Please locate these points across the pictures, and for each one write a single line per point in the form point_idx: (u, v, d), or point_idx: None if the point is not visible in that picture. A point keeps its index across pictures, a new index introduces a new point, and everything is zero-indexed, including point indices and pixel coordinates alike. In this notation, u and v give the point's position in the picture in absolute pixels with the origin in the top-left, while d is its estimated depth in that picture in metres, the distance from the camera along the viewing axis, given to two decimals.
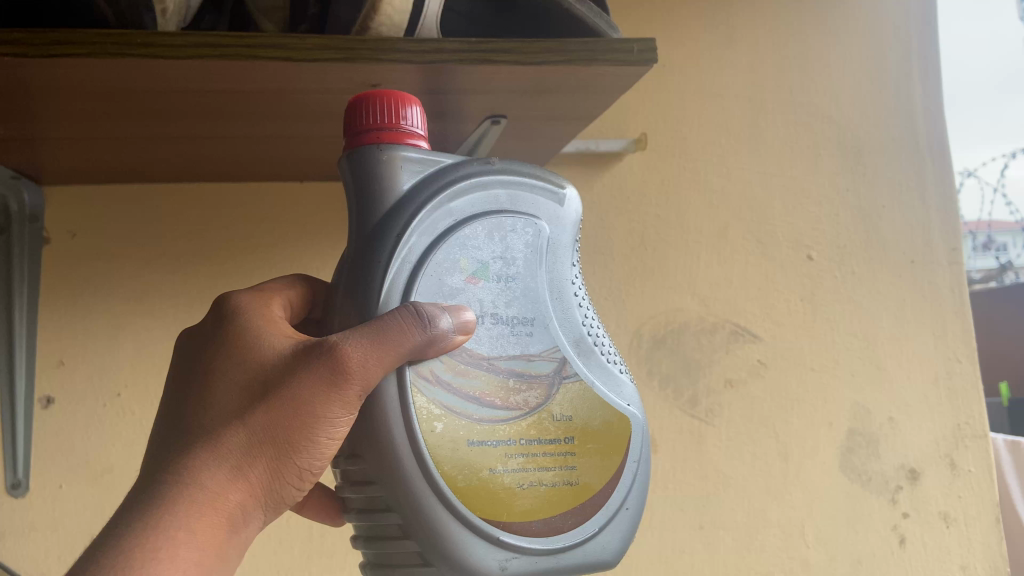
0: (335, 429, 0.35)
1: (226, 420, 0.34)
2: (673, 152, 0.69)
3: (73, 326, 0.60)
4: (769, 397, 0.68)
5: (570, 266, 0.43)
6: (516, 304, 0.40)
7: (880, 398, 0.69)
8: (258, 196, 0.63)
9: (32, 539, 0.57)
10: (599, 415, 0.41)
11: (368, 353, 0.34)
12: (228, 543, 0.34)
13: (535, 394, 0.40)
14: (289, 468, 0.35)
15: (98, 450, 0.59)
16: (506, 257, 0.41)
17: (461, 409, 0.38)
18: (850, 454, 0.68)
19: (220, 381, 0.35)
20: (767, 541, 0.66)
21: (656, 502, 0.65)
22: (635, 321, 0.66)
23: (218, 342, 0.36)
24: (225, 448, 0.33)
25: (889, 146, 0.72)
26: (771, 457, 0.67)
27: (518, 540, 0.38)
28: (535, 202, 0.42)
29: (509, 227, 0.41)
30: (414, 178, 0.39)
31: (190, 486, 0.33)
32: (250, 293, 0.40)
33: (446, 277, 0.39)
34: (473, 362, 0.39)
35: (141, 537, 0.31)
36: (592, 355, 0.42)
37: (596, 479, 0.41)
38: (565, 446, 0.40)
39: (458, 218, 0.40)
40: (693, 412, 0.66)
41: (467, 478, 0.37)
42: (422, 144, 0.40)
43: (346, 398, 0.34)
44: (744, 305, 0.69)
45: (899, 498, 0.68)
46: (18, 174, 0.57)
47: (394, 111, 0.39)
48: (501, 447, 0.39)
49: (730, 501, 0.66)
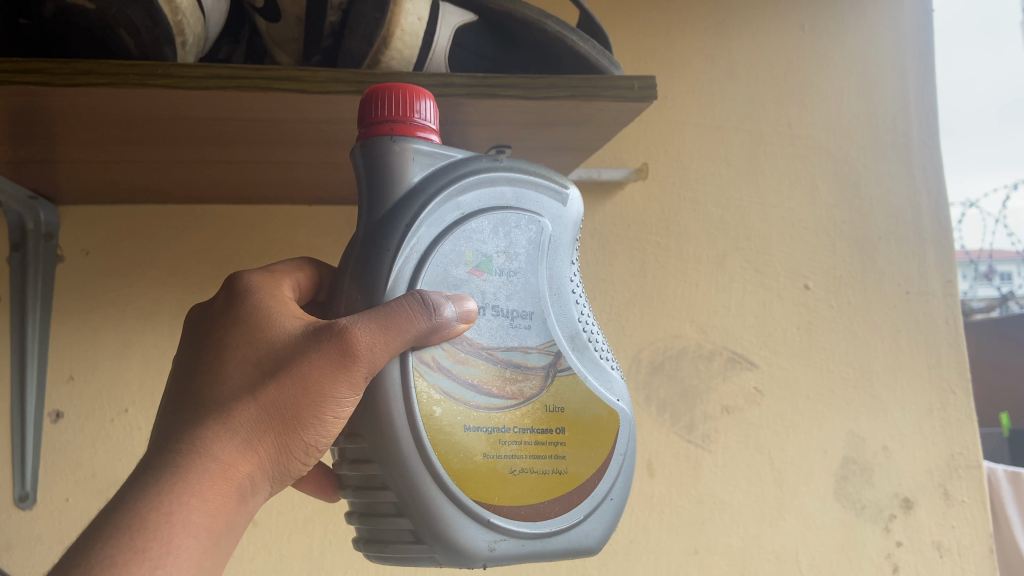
0: (341, 407, 0.36)
1: (238, 393, 0.35)
2: (674, 182, 0.71)
3: (83, 343, 0.61)
4: (765, 424, 0.69)
5: (568, 264, 0.45)
6: (516, 297, 0.43)
7: (874, 426, 0.70)
8: (268, 218, 0.65)
9: (38, 551, 0.58)
10: (589, 408, 0.44)
11: (375, 337, 0.36)
12: (236, 512, 0.35)
13: (530, 385, 0.42)
14: (297, 442, 0.36)
15: (105, 465, 0.60)
16: (509, 252, 0.43)
17: (458, 395, 0.40)
18: (844, 482, 0.69)
19: (231, 355, 0.36)
20: (761, 567, 0.67)
21: (651, 525, 0.66)
22: (634, 347, 0.68)
23: (230, 319, 0.38)
24: (237, 421, 0.35)
25: (886, 178, 0.74)
26: (767, 484, 0.68)
27: (506, 523, 0.40)
28: (540, 200, 0.45)
29: (513, 222, 0.43)
30: (424, 170, 0.41)
31: (202, 455, 0.34)
32: (260, 273, 0.41)
33: (451, 268, 0.41)
34: (473, 351, 0.41)
35: (155, 501, 0.33)
36: (586, 350, 0.45)
37: (584, 469, 0.43)
38: (556, 436, 0.43)
39: (465, 211, 0.42)
40: (690, 437, 0.67)
41: (461, 461, 0.40)
42: (433, 137, 0.42)
43: (353, 378, 0.36)
44: (741, 332, 0.70)
45: (892, 526, 0.68)
46: (35, 194, 0.59)
47: (407, 104, 0.40)
48: (495, 433, 0.41)
49: (724, 526, 0.67)
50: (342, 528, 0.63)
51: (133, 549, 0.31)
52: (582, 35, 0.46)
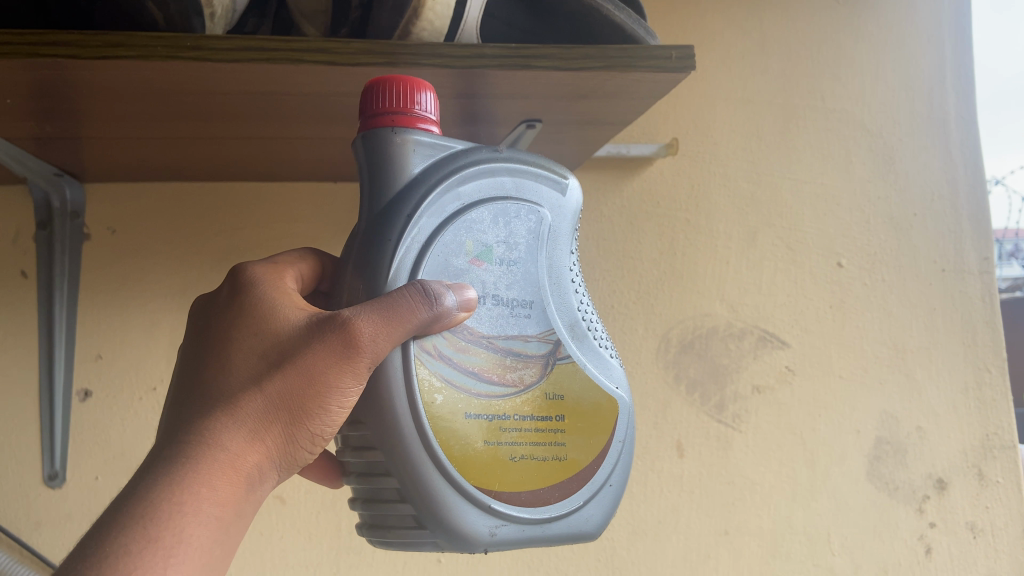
0: (346, 398, 0.36)
1: (244, 383, 0.35)
2: (704, 158, 0.69)
3: (110, 321, 0.61)
4: (797, 404, 0.68)
5: (568, 253, 0.44)
6: (516, 287, 0.42)
7: (909, 406, 0.69)
8: (293, 196, 0.64)
9: (70, 528, 0.58)
10: (590, 396, 0.43)
11: (378, 328, 0.35)
12: (245, 501, 0.35)
13: (530, 374, 0.42)
14: (304, 433, 0.36)
15: (134, 442, 0.60)
16: (509, 243, 0.42)
17: (460, 384, 0.40)
18: (877, 463, 0.68)
19: (237, 346, 0.36)
20: (792, 547, 0.66)
21: (680, 504, 0.65)
22: (663, 326, 0.67)
23: (235, 311, 0.37)
24: (244, 412, 0.34)
25: (920, 152, 0.72)
26: (798, 464, 0.67)
27: (506, 508, 0.40)
28: (539, 190, 0.44)
29: (513, 213, 0.43)
30: (424, 162, 0.40)
31: (211, 446, 0.34)
32: (264, 265, 0.41)
33: (451, 258, 0.41)
34: (473, 340, 0.41)
35: (166, 492, 0.32)
36: (586, 339, 0.44)
37: (583, 455, 0.42)
38: (555, 423, 0.42)
39: (465, 202, 0.41)
40: (719, 417, 0.67)
41: (461, 448, 0.39)
42: (433, 128, 0.41)
43: (357, 369, 0.35)
44: (773, 312, 0.69)
45: (926, 507, 0.67)
46: (60, 171, 0.58)
47: (407, 97, 0.39)
48: (495, 421, 0.41)
49: (754, 506, 0.66)
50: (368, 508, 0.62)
51: (145, 539, 0.31)
52: (618, 4, 0.45)
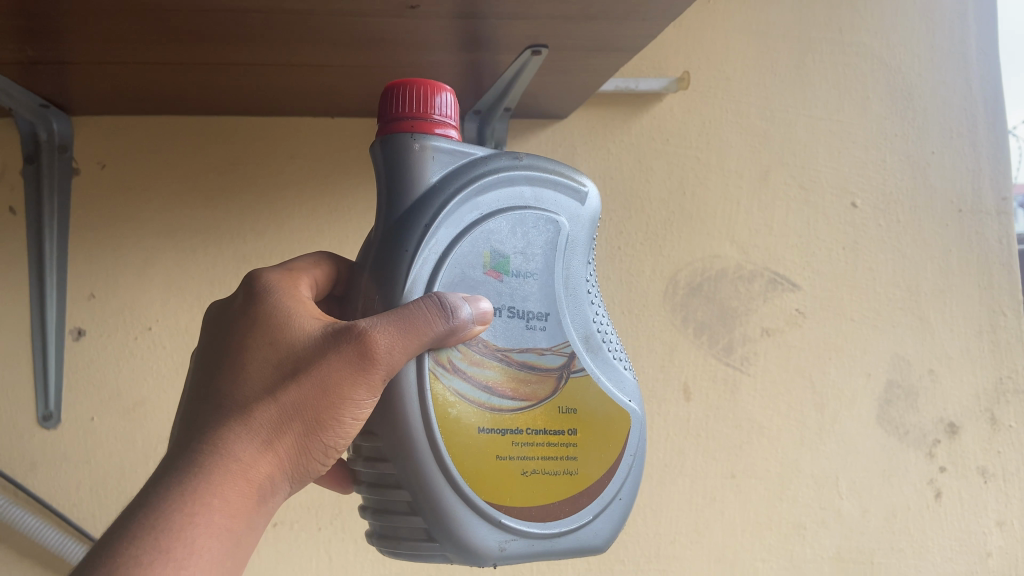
0: (360, 409, 0.36)
1: (258, 394, 0.35)
2: (715, 94, 0.67)
3: (103, 258, 0.59)
4: (808, 346, 0.66)
5: (584, 264, 0.45)
6: (531, 298, 0.43)
7: (921, 349, 0.67)
8: (289, 131, 0.62)
9: (66, 470, 0.57)
10: (601, 409, 0.44)
11: (395, 340, 0.35)
12: (257, 512, 0.35)
13: (544, 388, 0.42)
14: (318, 443, 0.36)
15: (129, 383, 0.58)
16: (526, 253, 0.43)
17: (476, 398, 0.40)
18: (888, 407, 0.66)
19: (251, 357, 0.36)
20: (799, 491, 0.65)
21: (687, 448, 0.64)
22: (671, 267, 0.65)
23: (250, 321, 0.37)
24: (257, 423, 0.34)
25: (940, 89, 0.69)
26: (807, 407, 0.66)
27: (517, 523, 0.40)
28: (556, 200, 0.44)
29: (530, 223, 0.43)
30: (443, 169, 0.41)
31: (224, 456, 0.33)
32: (278, 274, 0.41)
33: (468, 269, 0.41)
34: (488, 353, 0.41)
35: (179, 502, 0.32)
36: (599, 350, 0.45)
37: (593, 470, 0.43)
38: (567, 437, 0.42)
39: (484, 212, 0.42)
40: (728, 360, 0.65)
41: (474, 462, 0.39)
42: (451, 134, 0.41)
43: (372, 380, 0.35)
44: (784, 253, 0.67)
45: (936, 451, 0.66)
46: (47, 102, 0.56)
47: (422, 100, 0.40)
48: (508, 435, 0.41)
49: (762, 449, 0.65)
50: None
51: (157, 551, 0.31)
52: None
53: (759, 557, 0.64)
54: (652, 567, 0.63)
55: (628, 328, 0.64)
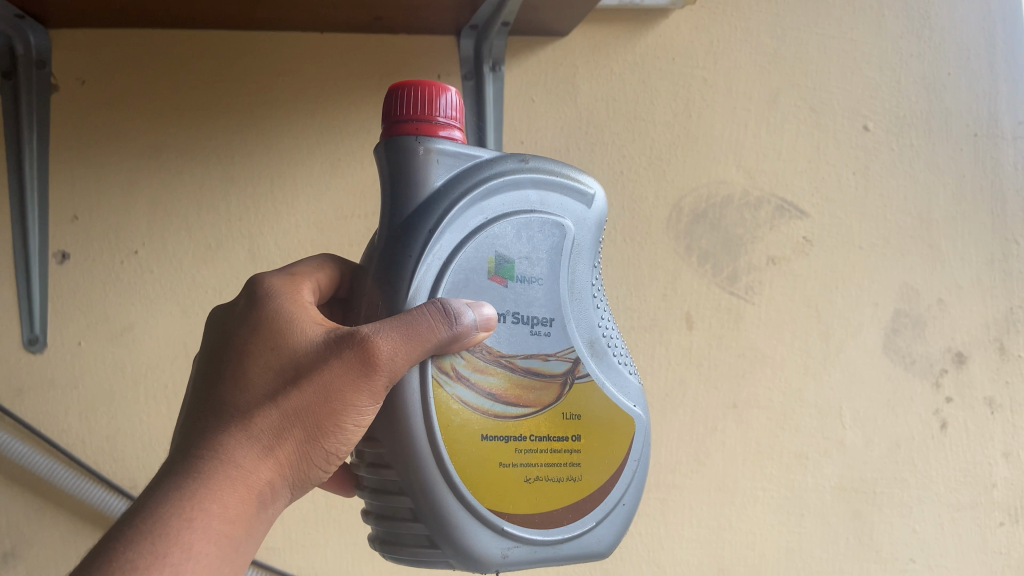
0: (362, 415, 0.36)
1: (260, 400, 0.35)
2: (724, 11, 0.64)
3: (86, 179, 0.57)
4: (815, 274, 0.65)
5: (589, 268, 0.45)
6: (536, 303, 0.42)
7: (931, 278, 0.66)
8: (278, 47, 0.59)
9: (53, 395, 0.55)
10: (606, 415, 0.44)
11: (397, 346, 0.36)
12: (256, 518, 0.35)
13: (549, 394, 0.42)
14: (319, 448, 0.36)
15: (117, 307, 0.57)
16: (531, 258, 0.42)
17: (480, 407, 0.40)
18: (894, 336, 0.65)
19: (254, 361, 0.36)
20: (802, 421, 0.64)
21: (688, 378, 0.63)
22: (675, 193, 0.63)
23: (252, 326, 0.37)
24: (259, 428, 0.35)
25: (958, 7, 0.66)
26: (812, 337, 0.64)
27: (520, 530, 0.41)
28: (562, 204, 0.44)
29: (536, 228, 0.43)
30: (448, 171, 0.41)
31: (227, 460, 0.34)
32: (281, 278, 0.41)
33: (472, 274, 0.41)
34: (492, 360, 0.41)
35: (179, 505, 0.32)
36: (603, 355, 0.45)
37: (597, 476, 0.43)
38: (571, 443, 0.43)
39: (489, 216, 0.41)
40: (732, 289, 0.64)
41: (477, 469, 0.40)
42: (456, 137, 0.42)
43: (374, 387, 0.36)
44: (793, 178, 0.65)
45: (942, 381, 0.65)
46: (22, 13, 0.53)
47: (427, 102, 0.41)
48: (512, 442, 0.41)
49: (766, 379, 0.64)
50: None
51: (157, 553, 0.31)
52: None
53: (760, 487, 0.63)
54: (652, 496, 0.62)
55: (631, 256, 0.62)
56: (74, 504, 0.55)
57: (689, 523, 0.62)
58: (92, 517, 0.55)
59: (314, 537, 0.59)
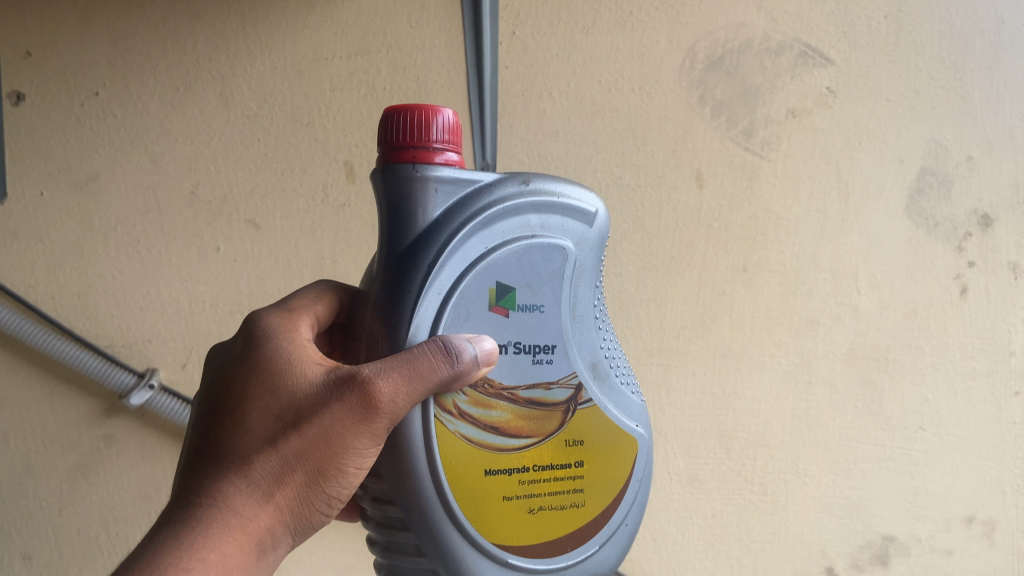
0: (364, 459, 0.33)
1: (256, 445, 0.32)
2: None
3: (38, 11, 0.50)
4: (836, 129, 0.60)
5: (594, 290, 0.39)
6: (539, 332, 0.37)
7: (961, 134, 0.61)
8: None
9: (18, 249, 0.52)
10: (611, 436, 0.39)
11: (401, 388, 0.32)
12: (255, 567, 0.32)
13: (551, 422, 0.37)
14: (322, 494, 0.33)
15: (80, 156, 0.52)
16: (535, 285, 0.37)
17: (483, 441, 0.35)
18: (918, 196, 0.61)
19: (249, 404, 0.33)
20: (815, 287, 0.61)
21: (697, 241, 0.59)
22: (689, 37, 0.57)
23: (249, 366, 0.34)
24: (255, 477, 0.32)
25: None
26: (830, 196, 0.60)
27: (523, 562, 0.37)
28: (565, 224, 0.38)
29: (539, 253, 0.37)
30: (445, 199, 0.35)
31: (221, 512, 0.31)
32: (278, 312, 0.38)
33: (472, 309, 0.35)
34: (493, 394, 0.36)
35: (171, 559, 0.30)
36: (607, 378, 0.40)
37: (601, 500, 0.39)
38: (574, 469, 0.38)
39: (489, 244, 0.36)
40: (747, 145, 0.59)
41: (481, 504, 0.35)
42: (455, 162, 0.35)
43: (377, 429, 0.32)
44: (818, 21, 0.59)
45: (966, 246, 0.61)
46: None
47: (423, 129, 0.34)
48: (515, 474, 0.36)
49: (779, 241, 0.60)
50: (354, 235, 0.54)
51: None
52: None
53: (768, 353, 0.61)
54: (653, 361, 0.60)
55: (639, 106, 0.57)
56: (47, 363, 0.52)
57: (692, 388, 0.60)
58: (67, 378, 0.52)
59: None
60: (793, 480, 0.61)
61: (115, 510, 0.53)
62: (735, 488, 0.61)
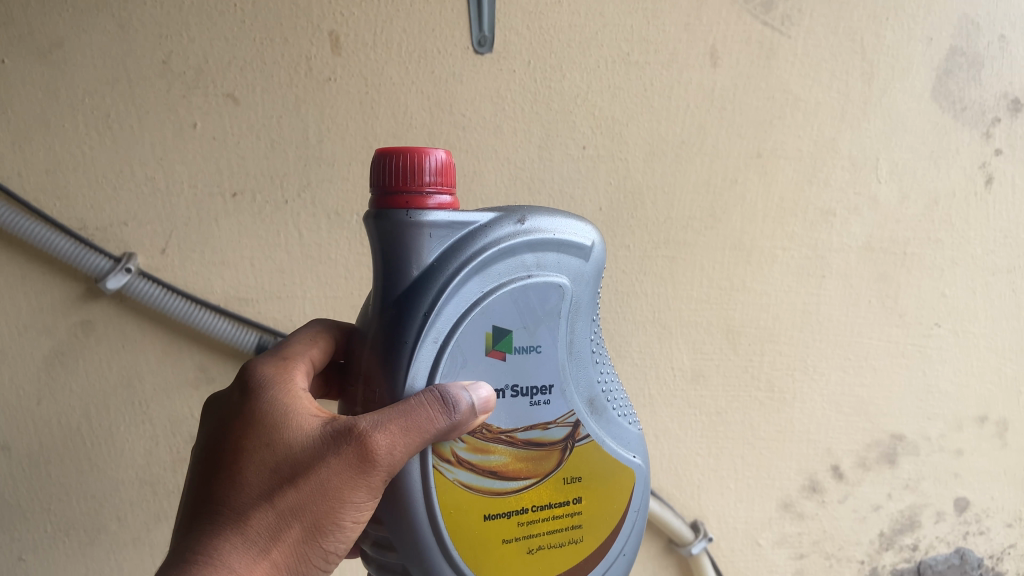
0: (361, 512, 0.32)
1: (252, 500, 0.30)
2: None
3: None
4: (862, 3, 0.55)
5: (589, 327, 0.37)
6: (537, 372, 0.36)
7: (994, 10, 0.57)
8: None
9: None
10: (607, 470, 0.39)
11: (398, 439, 0.31)
12: None
13: (549, 461, 0.36)
14: (319, 548, 0.31)
15: (42, 19, 0.46)
16: (532, 326, 0.35)
17: (480, 486, 0.35)
18: (946, 78, 0.57)
19: (243, 459, 0.31)
20: (833, 175, 0.57)
21: (709, 125, 0.55)
22: None
23: (242, 418, 0.33)
24: (251, 534, 0.30)
25: None
26: (852, 77, 0.56)
27: None
28: (560, 262, 0.36)
29: (536, 295, 0.35)
30: (440, 245, 0.33)
31: (215, 569, 0.29)
32: (271, 362, 0.37)
33: (469, 356, 0.34)
34: (492, 438, 0.35)
35: None
36: (604, 412, 0.38)
37: (598, 535, 0.39)
38: (572, 507, 0.38)
39: (486, 288, 0.34)
40: (766, 19, 0.54)
41: (479, 549, 0.35)
42: (448, 204, 0.33)
43: (374, 481, 0.31)
44: None
45: (993, 132, 0.59)
46: None
47: (411, 174, 0.32)
48: (512, 516, 0.36)
49: (796, 126, 0.56)
50: (341, 113, 0.50)
51: None
52: None
53: (780, 246, 0.57)
54: (659, 254, 0.56)
55: None
56: (16, 246, 0.48)
57: (700, 283, 0.57)
58: (39, 261, 0.49)
59: (292, 288, 0.53)
60: (801, 377, 0.59)
61: (97, 399, 0.51)
62: (741, 385, 0.59)
